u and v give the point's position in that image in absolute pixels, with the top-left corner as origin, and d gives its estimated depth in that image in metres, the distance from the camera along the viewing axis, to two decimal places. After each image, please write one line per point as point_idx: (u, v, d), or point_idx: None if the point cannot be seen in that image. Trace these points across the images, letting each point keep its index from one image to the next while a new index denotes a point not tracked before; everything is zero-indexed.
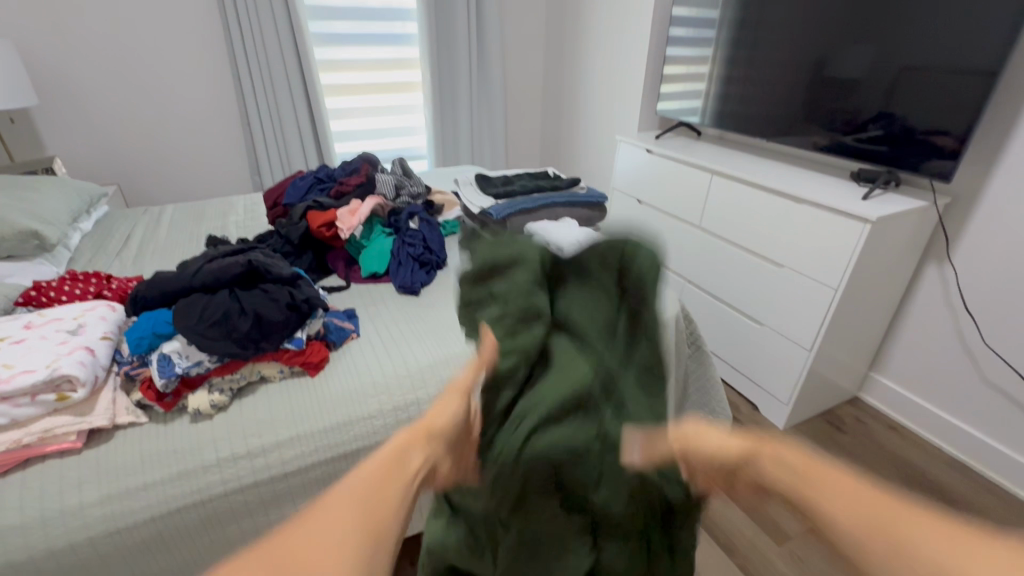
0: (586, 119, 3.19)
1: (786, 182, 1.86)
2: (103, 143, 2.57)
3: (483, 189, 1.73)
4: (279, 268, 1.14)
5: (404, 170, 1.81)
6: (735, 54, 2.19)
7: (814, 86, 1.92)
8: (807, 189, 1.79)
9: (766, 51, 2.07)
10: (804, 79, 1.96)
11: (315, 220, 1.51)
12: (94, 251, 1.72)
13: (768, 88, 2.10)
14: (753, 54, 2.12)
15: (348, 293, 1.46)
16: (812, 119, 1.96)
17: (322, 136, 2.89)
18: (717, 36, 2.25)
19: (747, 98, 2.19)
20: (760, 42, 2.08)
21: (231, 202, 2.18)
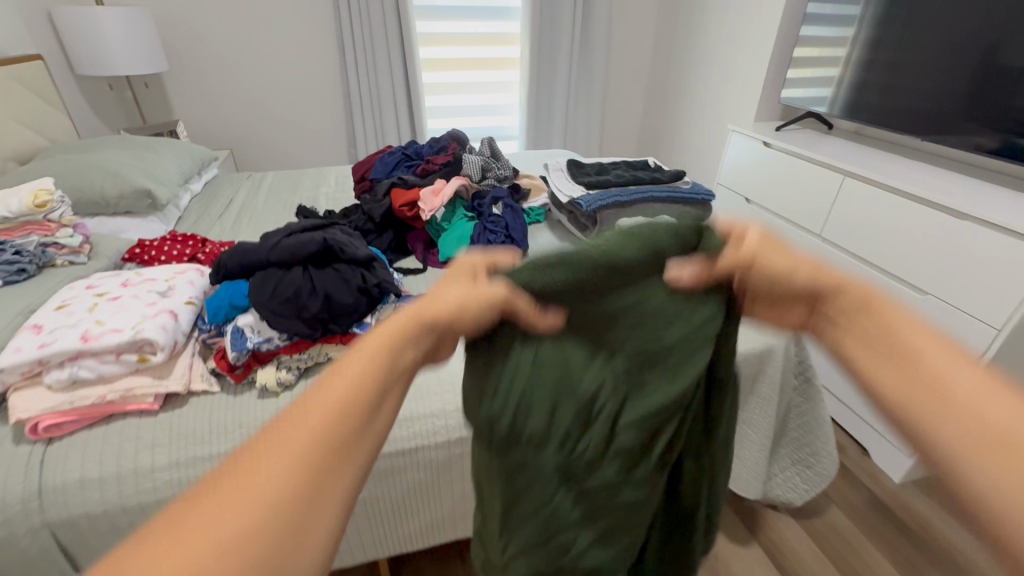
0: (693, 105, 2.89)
1: (937, 189, 1.56)
2: (221, 110, 2.74)
3: (574, 176, 1.59)
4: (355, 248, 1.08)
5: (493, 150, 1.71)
6: (883, 34, 1.84)
7: (984, 74, 1.55)
8: (960, 197, 1.49)
9: (924, 30, 1.70)
10: (971, 65, 1.58)
11: (399, 198, 1.46)
12: (199, 213, 1.82)
13: (922, 74, 1.73)
14: (905, 33, 1.76)
15: (425, 277, 1.41)
16: (974, 117, 1.59)
17: (417, 111, 2.89)
18: (862, 11, 1.90)
19: (891, 87, 1.84)
20: (916, 18, 1.72)
21: (324, 173, 2.23)
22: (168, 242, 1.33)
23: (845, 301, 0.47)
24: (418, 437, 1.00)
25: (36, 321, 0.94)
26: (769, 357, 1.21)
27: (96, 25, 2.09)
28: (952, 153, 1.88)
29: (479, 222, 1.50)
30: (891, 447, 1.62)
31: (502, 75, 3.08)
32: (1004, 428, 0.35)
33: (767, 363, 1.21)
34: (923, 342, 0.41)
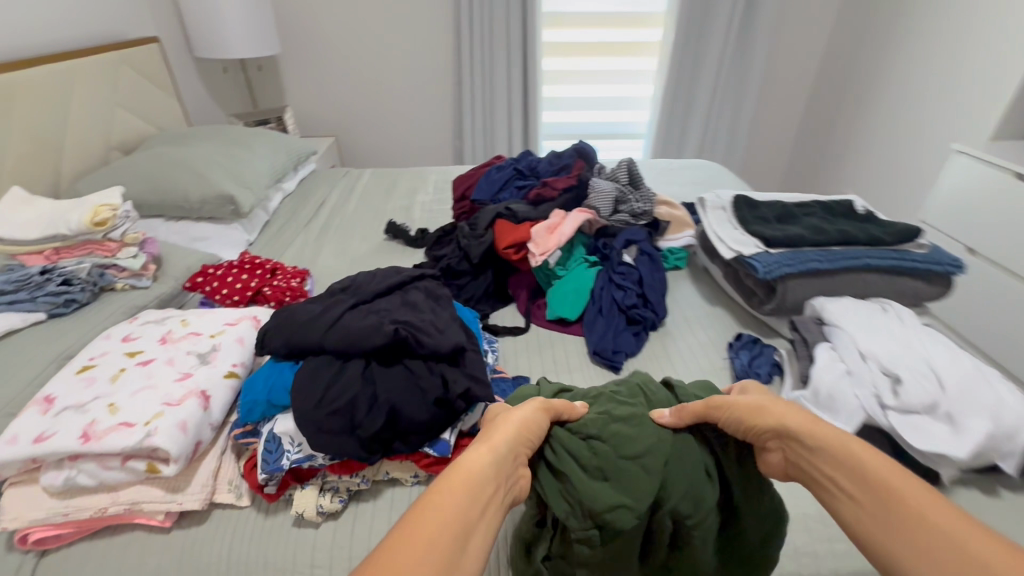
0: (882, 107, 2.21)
1: None
2: (329, 96, 2.61)
3: (744, 220, 1.14)
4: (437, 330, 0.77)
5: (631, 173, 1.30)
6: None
7: None
8: None
9: None
10: None
11: (504, 236, 1.12)
12: (288, 217, 1.65)
13: None
14: None
15: (527, 342, 1.09)
16: None
17: (532, 104, 2.54)
18: None
19: None
20: None
21: (423, 174, 1.98)
22: (235, 269, 1.13)
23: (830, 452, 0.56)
24: None
25: (50, 389, 0.76)
26: None
27: (212, 7, 1.99)
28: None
29: (602, 271, 1.17)
30: None
31: (634, 61, 2.60)
32: (969, 548, 0.44)
33: None
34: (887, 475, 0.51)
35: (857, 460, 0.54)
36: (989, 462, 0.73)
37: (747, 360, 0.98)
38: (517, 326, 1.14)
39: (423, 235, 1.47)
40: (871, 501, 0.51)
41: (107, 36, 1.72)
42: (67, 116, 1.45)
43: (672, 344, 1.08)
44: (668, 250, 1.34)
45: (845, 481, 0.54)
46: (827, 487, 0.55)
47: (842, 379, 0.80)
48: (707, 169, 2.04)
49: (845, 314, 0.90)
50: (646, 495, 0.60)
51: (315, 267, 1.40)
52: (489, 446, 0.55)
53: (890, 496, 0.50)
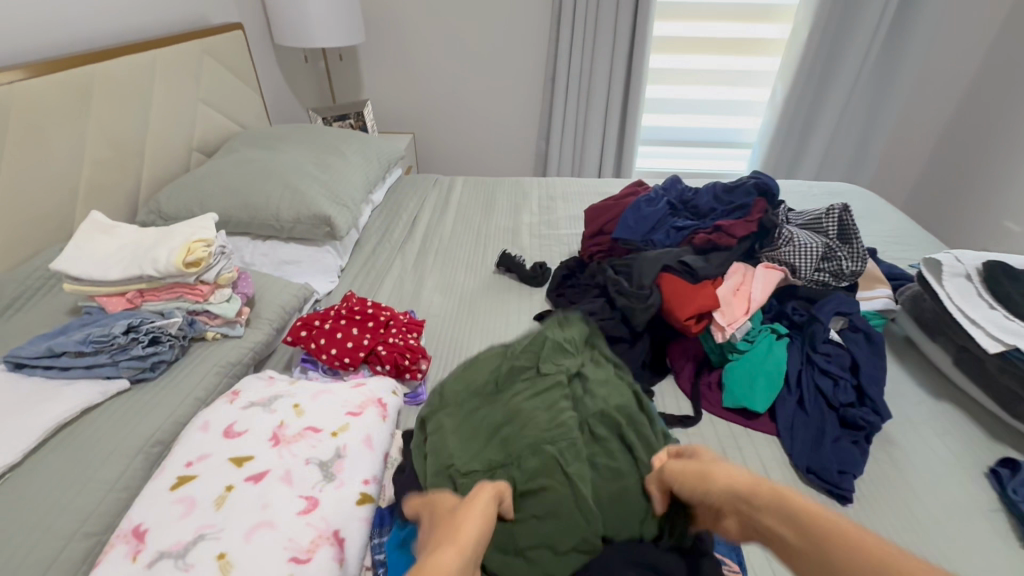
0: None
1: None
2: (408, 89, 2.40)
3: (1009, 300, 0.85)
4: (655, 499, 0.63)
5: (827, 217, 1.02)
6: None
7: None
8: None
9: None
10: None
11: (683, 302, 0.87)
12: (379, 235, 1.45)
13: None
14: None
15: (706, 440, 0.85)
16: None
17: (633, 106, 2.26)
18: None
19: None
20: None
21: (522, 186, 1.75)
22: (343, 320, 0.93)
23: (774, 508, 0.50)
24: None
25: (138, 514, 0.57)
26: None
27: None
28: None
29: (797, 346, 0.92)
30: None
31: (753, 61, 2.28)
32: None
33: None
34: (814, 510, 0.48)
35: (791, 502, 0.49)
36: None
37: None
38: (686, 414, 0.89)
39: (542, 270, 1.25)
40: (810, 542, 0.47)
41: (190, 21, 1.55)
42: (148, 116, 1.28)
43: (902, 457, 0.82)
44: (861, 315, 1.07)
45: (774, 526, 0.50)
46: (735, 516, 0.54)
47: None
48: (854, 194, 1.73)
49: None
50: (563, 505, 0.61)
51: (419, 304, 1.19)
52: (454, 551, 0.47)
53: (821, 531, 0.46)
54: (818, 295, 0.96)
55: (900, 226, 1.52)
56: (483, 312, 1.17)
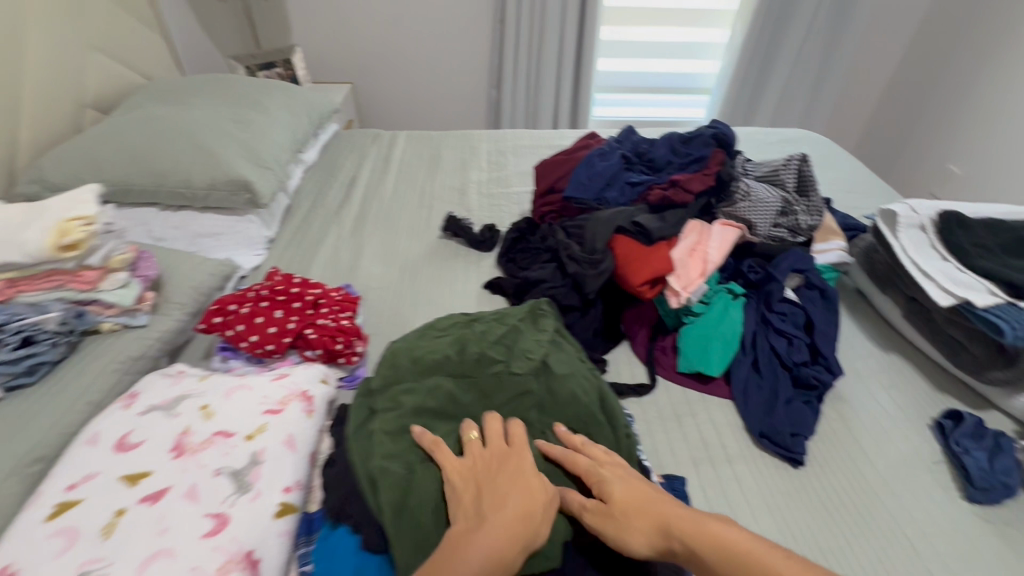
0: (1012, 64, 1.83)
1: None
2: (344, 32, 2.17)
3: (960, 250, 0.83)
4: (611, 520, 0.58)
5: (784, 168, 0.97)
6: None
7: None
8: None
9: None
10: None
11: (635, 269, 0.81)
12: (313, 200, 1.32)
13: None
14: None
15: (660, 409, 0.82)
16: None
17: (588, 49, 2.12)
18: None
19: None
20: None
21: (470, 139, 1.62)
22: (265, 303, 0.82)
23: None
24: None
25: (8, 554, 0.49)
26: None
27: None
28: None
29: (753, 306, 0.89)
30: None
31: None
32: None
33: None
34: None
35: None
36: None
37: (988, 461, 0.71)
38: (641, 381, 0.86)
39: (491, 234, 1.16)
40: None
41: None
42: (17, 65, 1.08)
43: (853, 413, 0.82)
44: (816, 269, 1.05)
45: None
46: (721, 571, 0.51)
47: None
48: (809, 141, 1.70)
49: None
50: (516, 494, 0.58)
51: (357, 276, 1.09)
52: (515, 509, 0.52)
53: None
54: (775, 251, 0.92)
55: (852, 173, 1.51)
56: (428, 282, 1.09)
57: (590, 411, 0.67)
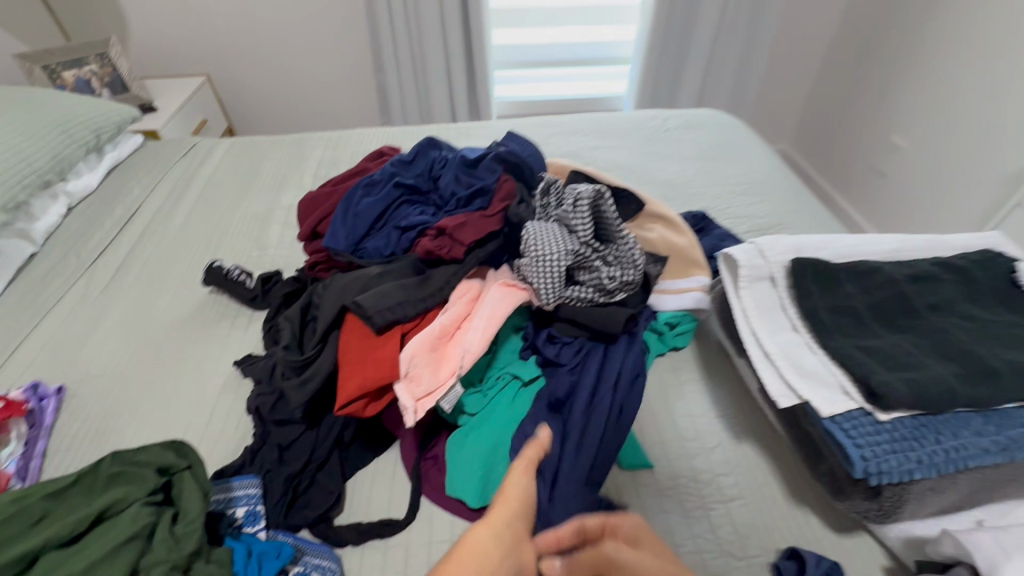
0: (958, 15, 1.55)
1: None
2: (187, 19, 1.83)
3: (815, 319, 0.60)
4: None
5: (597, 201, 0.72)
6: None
7: None
8: None
9: None
10: None
11: (349, 373, 0.58)
12: (68, 246, 1.05)
13: None
14: None
15: (404, 558, 0.59)
16: None
17: (475, 23, 1.81)
18: None
19: None
20: None
21: (304, 149, 1.34)
22: None
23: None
24: None
25: None
26: None
27: None
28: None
29: (542, 398, 0.65)
30: None
31: None
32: None
33: None
34: None
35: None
36: None
37: None
38: (393, 517, 0.62)
39: (266, 287, 0.90)
40: None
41: None
42: None
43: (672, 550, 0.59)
44: (666, 320, 0.81)
45: None
46: None
47: None
48: (715, 124, 1.43)
49: None
50: None
51: (77, 358, 0.83)
52: None
53: None
54: (579, 317, 0.67)
55: (755, 166, 1.26)
56: (171, 361, 0.83)
57: None
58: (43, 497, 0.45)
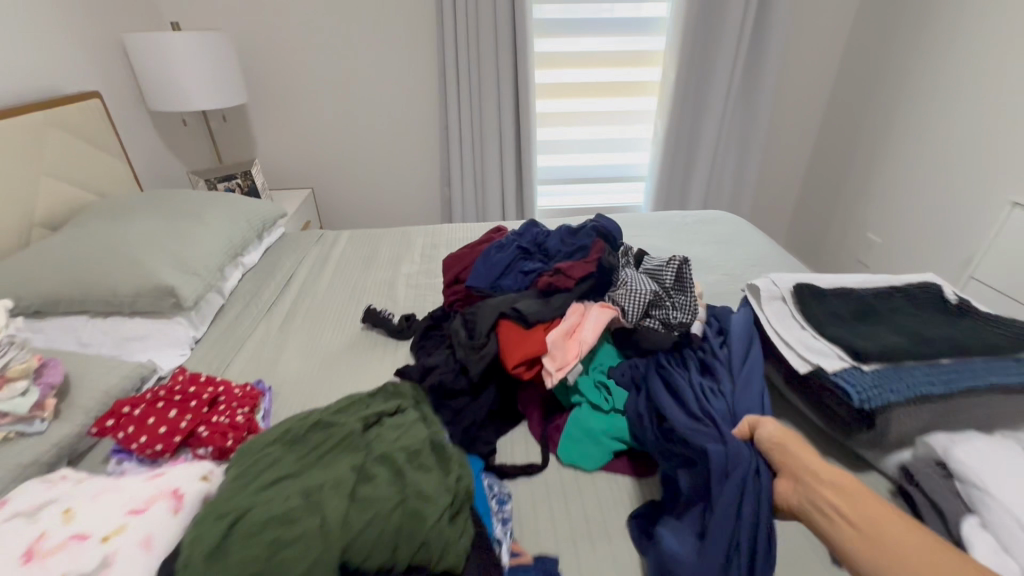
0: (899, 146, 2.05)
1: None
2: (305, 147, 2.38)
3: (816, 319, 0.90)
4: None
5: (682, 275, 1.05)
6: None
7: None
8: None
9: None
10: None
11: (511, 349, 0.88)
12: (248, 299, 1.40)
13: None
14: None
15: (546, 487, 0.84)
16: None
17: (526, 148, 2.33)
18: None
19: None
20: None
21: (408, 236, 1.74)
22: (163, 402, 0.87)
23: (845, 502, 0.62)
24: None
25: None
26: None
27: (163, 57, 1.76)
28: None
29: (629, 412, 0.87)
30: None
31: (633, 102, 2.43)
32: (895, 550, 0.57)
33: None
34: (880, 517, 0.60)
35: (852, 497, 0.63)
36: None
37: None
38: (534, 463, 0.88)
39: (409, 323, 1.22)
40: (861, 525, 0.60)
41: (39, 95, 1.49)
42: None
43: None
44: None
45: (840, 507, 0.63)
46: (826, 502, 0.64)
47: None
48: (724, 220, 1.84)
49: (987, 465, 0.66)
50: (304, 480, 0.53)
51: (275, 370, 1.13)
52: None
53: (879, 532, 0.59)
54: (655, 337, 0.97)
55: (760, 248, 1.63)
56: (344, 373, 1.13)
57: (428, 449, 0.60)
58: (351, 404, 0.69)
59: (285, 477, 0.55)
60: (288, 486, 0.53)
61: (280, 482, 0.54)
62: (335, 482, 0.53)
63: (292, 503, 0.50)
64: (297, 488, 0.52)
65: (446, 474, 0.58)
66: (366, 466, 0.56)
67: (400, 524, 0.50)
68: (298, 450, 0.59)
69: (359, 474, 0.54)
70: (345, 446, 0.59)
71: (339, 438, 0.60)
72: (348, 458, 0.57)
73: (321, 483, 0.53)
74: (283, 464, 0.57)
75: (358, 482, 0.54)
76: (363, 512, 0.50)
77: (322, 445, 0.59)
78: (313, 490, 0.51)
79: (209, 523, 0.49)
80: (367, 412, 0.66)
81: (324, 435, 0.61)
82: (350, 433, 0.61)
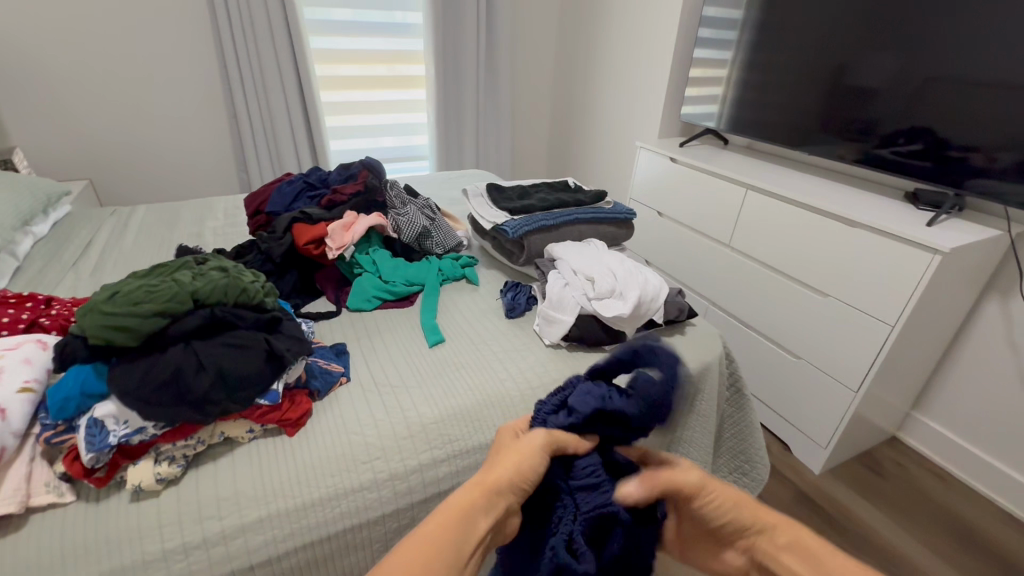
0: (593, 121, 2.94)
1: (804, 194, 1.73)
2: (75, 138, 2.34)
3: (495, 200, 1.50)
4: (288, 323, 0.96)
5: (434, 212, 1.58)
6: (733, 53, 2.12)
7: (834, 96, 1.78)
8: (824, 199, 1.69)
9: (793, 53, 1.89)
10: (827, 87, 1.80)
11: (302, 235, 1.29)
12: (47, 261, 1.50)
13: (793, 94, 1.92)
14: (774, 58, 1.95)
15: (340, 320, 1.26)
16: (829, 130, 1.82)
17: (317, 133, 2.66)
18: (738, 37, 2.06)
19: (768, 106, 2.02)
20: (783, 44, 1.91)
21: (210, 204, 1.95)
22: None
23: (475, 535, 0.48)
24: (342, 512, 0.86)
25: None
26: (708, 375, 1.22)
27: None
28: (820, 162, 2.09)
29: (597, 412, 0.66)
30: (809, 442, 1.80)
31: (407, 93, 2.95)
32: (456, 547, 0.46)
33: (706, 382, 1.22)
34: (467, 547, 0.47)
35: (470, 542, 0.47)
36: (651, 319, 1.19)
37: (512, 298, 1.32)
38: (331, 310, 1.29)
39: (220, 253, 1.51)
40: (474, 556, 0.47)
41: None
42: None
43: (462, 300, 1.38)
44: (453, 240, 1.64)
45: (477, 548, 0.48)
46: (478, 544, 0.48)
47: (565, 289, 1.18)
48: (479, 175, 2.46)
49: (557, 248, 1.33)
50: (158, 278, 0.86)
51: None
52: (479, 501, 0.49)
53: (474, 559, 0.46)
54: (415, 238, 1.46)
55: None
56: None
57: (246, 268, 0.97)
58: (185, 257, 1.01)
59: (144, 279, 0.87)
60: (151, 279, 0.85)
61: (144, 279, 0.86)
62: (184, 275, 0.87)
63: (158, 282, 0.83)
64: (157, 279, 0.85)
65: (258, 279, 0.95)
66: (204, 270, 0.90)
67: (223, 282, 0.87)
68: (151, 271, 0.91)
69: (200, 273, 0.89)
70: (184, 265, 0.93)
71: (179, 262, 0.93)
72: (188, 269, 0.91)
73: (174, 276, 0.86)
74: (142, 275, 0.88)
75: (201, 274, 0.89)
76: (208, 284, 0.86)
77: (168, 266, 0.91)
78: (169, 279, 0.85)
79: (96, 298, 0.79)
80: (198, 256, 1.00)
81: (167, 263, 0.93)
82: (188, 261, 0.95)
